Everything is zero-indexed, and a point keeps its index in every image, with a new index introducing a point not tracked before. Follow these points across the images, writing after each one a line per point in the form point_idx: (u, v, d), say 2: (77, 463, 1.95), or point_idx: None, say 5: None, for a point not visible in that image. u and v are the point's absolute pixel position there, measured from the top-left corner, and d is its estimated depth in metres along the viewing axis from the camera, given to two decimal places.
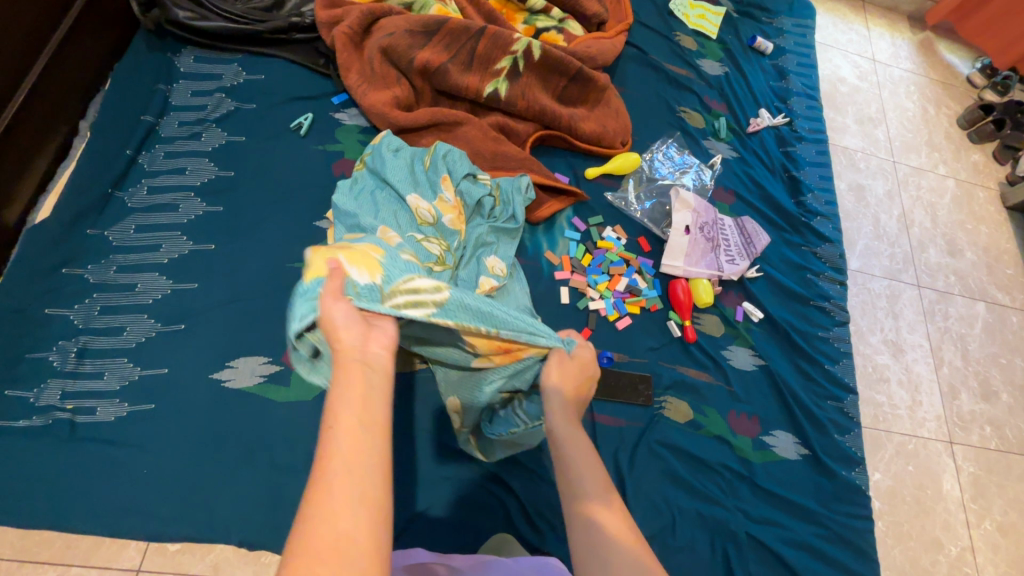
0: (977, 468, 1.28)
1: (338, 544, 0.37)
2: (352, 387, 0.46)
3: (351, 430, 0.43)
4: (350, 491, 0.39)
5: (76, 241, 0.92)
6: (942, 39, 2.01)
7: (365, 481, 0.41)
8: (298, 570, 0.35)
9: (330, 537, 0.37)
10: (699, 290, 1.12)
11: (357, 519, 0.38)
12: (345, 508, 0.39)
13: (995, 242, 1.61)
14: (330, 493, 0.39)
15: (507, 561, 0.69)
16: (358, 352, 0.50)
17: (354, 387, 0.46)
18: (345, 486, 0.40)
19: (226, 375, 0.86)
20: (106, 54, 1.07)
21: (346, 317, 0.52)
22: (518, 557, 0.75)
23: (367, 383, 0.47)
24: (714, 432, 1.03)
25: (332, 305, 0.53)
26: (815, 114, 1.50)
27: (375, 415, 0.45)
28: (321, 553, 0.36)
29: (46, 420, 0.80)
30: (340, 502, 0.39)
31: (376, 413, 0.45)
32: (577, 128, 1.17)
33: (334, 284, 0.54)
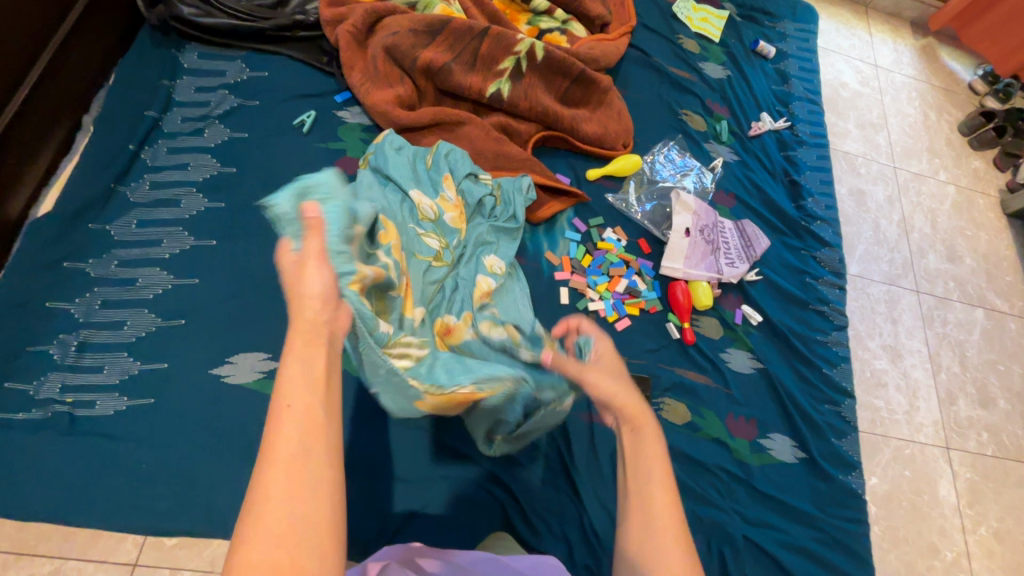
0: (973, 474, 1.28)
1: (290, 524, 0.37)
2: (303, 366, 0.43)
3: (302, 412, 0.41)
4: (300, 478, 0.39)
5: (78, 234, 0.92)
6: (944, 46, 2.01)
7: (316, 461, 0.40)
8: (251, 551, 0.36)
9: (282, 519, 0.37)
10: (699, 292, 1.13)
11: (315, 498, 0.38)
12: (297, 498, 0.38)
13: (994, 249, 1.62)
14: (278, 477, 0.38)
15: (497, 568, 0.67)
16: (324, 324, 0.47)
17: (309, 365, 0.44)
18: (297, 473, 0.39)
19: (226, 370, 0.87)
20: (110, 49, 1.07)
21: (324, 286, 0.49)
22: (515, 557, 0.72)
23: (322, 360, 0.45)
24: (712, 434, 1.04)
25: (315, 267, 0.50)
26: (816, 119, 1.50)
27: (328, 395, 0.43)
28: (277, 537, 0.36)
29: (45, 413, 0.80)
30: (292, 484, 0.38)
31: (328, 385, 0.44)
32: (579, 129, 1.17)
33: (316, 244, 0.51)
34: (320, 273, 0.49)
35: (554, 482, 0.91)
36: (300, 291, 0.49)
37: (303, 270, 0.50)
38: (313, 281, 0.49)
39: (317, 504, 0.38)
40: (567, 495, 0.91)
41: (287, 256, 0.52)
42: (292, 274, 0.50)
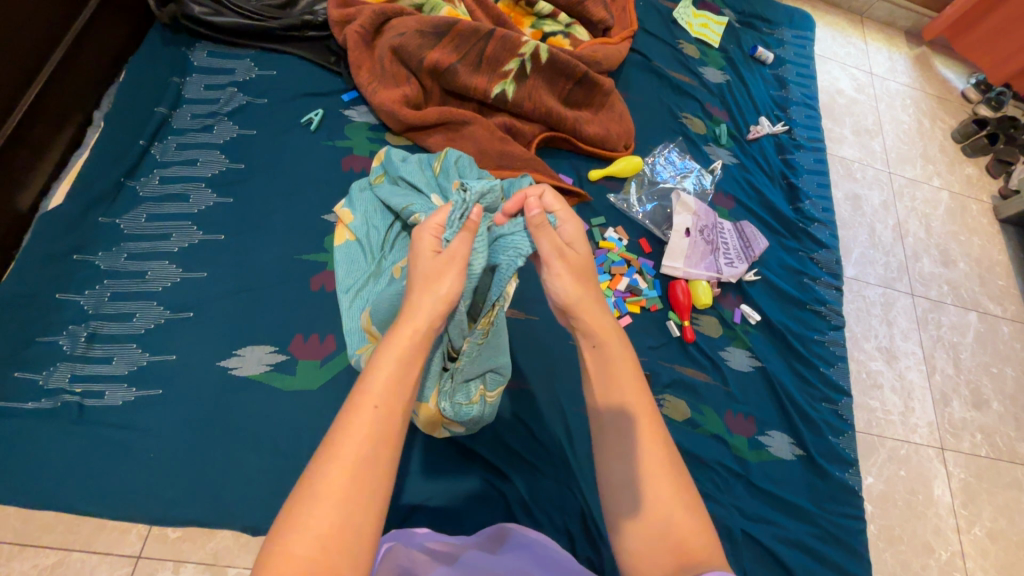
0: (967, 474, 1.30)
1: (337, 526, 0.41)
2: (390, 369, 0.49)
3: (376, 410, 0.46)
4: (359, 473, 0.43)
5: (88, 227, 0.93)
6: (938, 55, 2.05)
7: (376, 472, 0.44)
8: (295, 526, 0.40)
9: (329, 517, 0.41)
10: (699, 291, 1.14)
11: (359, 504, 0.42)
12: (349, 487, 0.42)
13: (987, 254, 1.64)
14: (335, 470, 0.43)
15: (479, 556, 0.67)
16: (411, 336, 0.52)
17: (393, 369, 0.49)
18: (355, 463, 0.44)
19: (233, 363, 0.88)
20: (123, 46, 1.09)
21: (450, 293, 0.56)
22: (500, 549, 0.71)
23: (404, 368, 0.50)
24: (712, 431, 1.05)
25: (449, 276, 0.57)
26: (813, 123, 1.53)
27: (405, 407, 0.48)
28: (317, 531, 0.40)
29: (55, 403, 0.81)
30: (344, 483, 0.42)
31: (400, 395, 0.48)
32: (582, 130, 1.19)
33: (462, 248, 0.58)
34: (454, 281, 0.56)
35: (556, 476, 0.92)
36: (423, 286, 0.56)
37: (437, 268, 0.57)
38: (445, 285, 0.56)
39: (364, 502, 0.43)
40: (569, 490, 0.92)
41: (423, 247, 0.59)
42: (426, 269, 0.57)
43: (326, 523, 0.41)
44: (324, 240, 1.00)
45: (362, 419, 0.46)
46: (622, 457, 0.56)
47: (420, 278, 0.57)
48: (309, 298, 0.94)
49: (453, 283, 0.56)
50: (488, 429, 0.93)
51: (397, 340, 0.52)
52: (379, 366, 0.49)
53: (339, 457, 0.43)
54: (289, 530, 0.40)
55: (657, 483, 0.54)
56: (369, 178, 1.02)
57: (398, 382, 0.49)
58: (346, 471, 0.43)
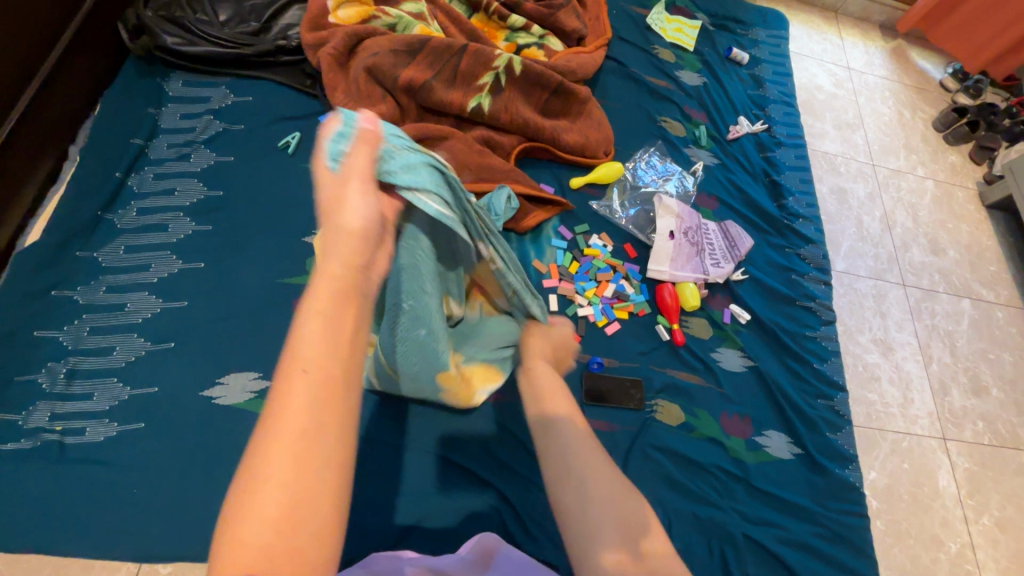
0: (972, 463, 1.29)
1: (290, 505, 0.34)
2: (318, 319, 0.41)
3: (313, 376, 0.38)
4: (304, 444, 0.36)
5: (66, 262, 0.92)
6: (914, 46, 2.07)
7: (325, 437, 0.37)
8: (239, 518, 0.33)
9: (279, 498, 0.34)
10: (686, 293, 1.14)
11: (317, 475, 0.36)
12: (295, 461, 0.35)
13: (976, 240, 1.65)
14: (275, 445, 0.35)
15: None
16: (339, 277, 0.44)
17: (322, 320, 0.41)
18: (303, 450, 0.36)
19: (216, 392, 0.86)
20: (98, 80, 1.09)
21: (362, 223, 0.50)
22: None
23: (341, 315, 0.42)
24: (708, 434, 1.04)
25: (355, 189, 0.52)
26: (792, 120, 1.54)
27: (348, 354, 0.41)
28: (268, 522, 0.33)
29: (34, 442, 0.80)
30: (288, 456, 0.35)
31: (339, 344, 0.40)
32: (560, 139, 1.19)
33: (359, 163, 0.55)
34: (358, 198, 0.52)
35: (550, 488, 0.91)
36: (329, 217, 0.50)
37: (336, 193, 0.52)
38: (349, 212, 0.50)
39: (315, 473, 0.36)
40: None
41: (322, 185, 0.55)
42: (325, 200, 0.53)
43: (275, 509, 0.34)
44: (305, 263, 0.99)
45: (297, 392, 0.37)
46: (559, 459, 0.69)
47: (326, 211, 0.51)
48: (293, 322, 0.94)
49: (358, 219, 0.50)
50: (480, 444, 0.92)
51: (321, 282, 0.43)
52: (303, 324, 0.40)
53: (275, 447, 0.35)
54: (232, 526, 0.33)
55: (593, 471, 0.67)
56: None
57: (338, 337, 0.41)
58: (287, 445, 0.35)
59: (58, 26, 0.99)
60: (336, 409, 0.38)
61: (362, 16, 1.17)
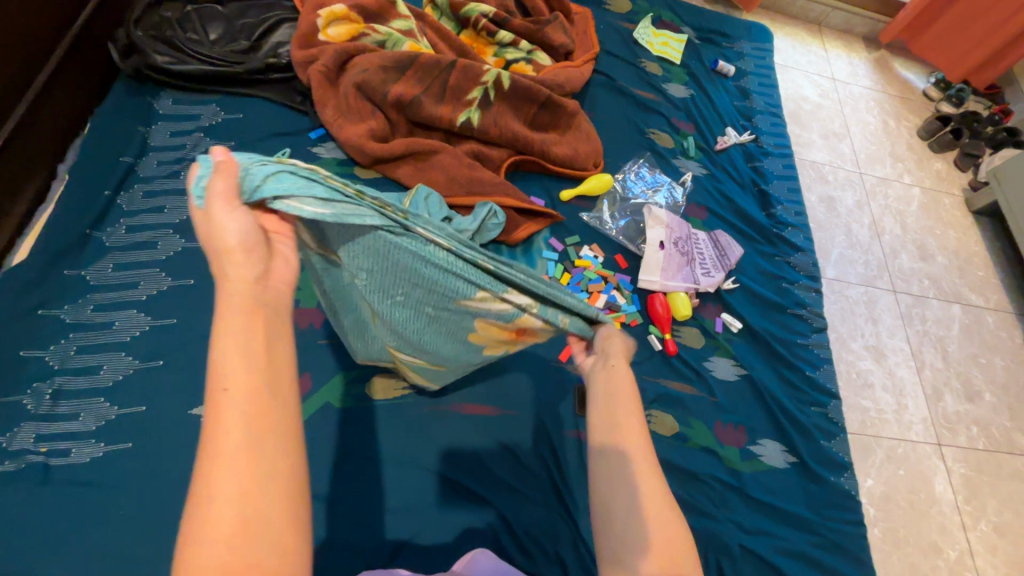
0: (967, 469, 1.29)
1: (244, 521, 0.34)
2: (238, 338, 0.40)
3: (244, 396, 0.37)
4: (248, 459, 0.35)
5: (53, 281, 0.92)
6: (897, 57, 2.11)
7: (270, 447, 0.37)
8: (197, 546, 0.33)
9: (230, 516, 0.34)
10: (677, 303, 1.14)
11: (268, 485, 0.36)
12: (243, 477, 0.35)
13: (964, 246, 1.67)
14: (221, 465, 0.35)
15: None
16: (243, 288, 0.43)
17: (241, 339, 0.40)
18: (250, 470, 0.35)
19: (206, 410, 0.86)
20: (88, 99, 1.09)
21: (242, 237, 0.46)
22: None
23: (260, 331, 0.41)
24: (702, 444, 1.04)
25: (223, 213, 0.46)
26: (779, 130, 1.56)
27: (276, 364, 0.40)
28: (223, 540, 0.33)
29: (18, 464, 0.78)
30: (236, 473, 0.35)
31: (264, 359, 0.40)
32: (550, 152, 1.20)
33: (221, 190, 0.47)
34: (233, 221, 0.46)
35: (544, 501, 0.91)
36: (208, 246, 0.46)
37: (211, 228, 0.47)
38: (223, 232, 0.46)
39: (262, 485, 0.35)
40: (558, 515, 0.91)
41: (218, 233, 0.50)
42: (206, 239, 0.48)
43: (230, 526, 0.33)
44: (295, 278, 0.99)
45: (231, 414, 0.37)
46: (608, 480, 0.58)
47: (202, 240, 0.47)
48: None
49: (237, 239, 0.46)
50: (473, 458, 0.92)
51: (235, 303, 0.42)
52: (221, 347, 0.39)
53: (220, 475, 0.35)
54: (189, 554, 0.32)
55: (641, 507, 0.55)
56: None
57: (270, 356, 0.40)
58: (233, 463, 0.35)
59: (48, 46, 0.99)
60: (279, 428, 0.38)
61: (351, 34, 1.19)
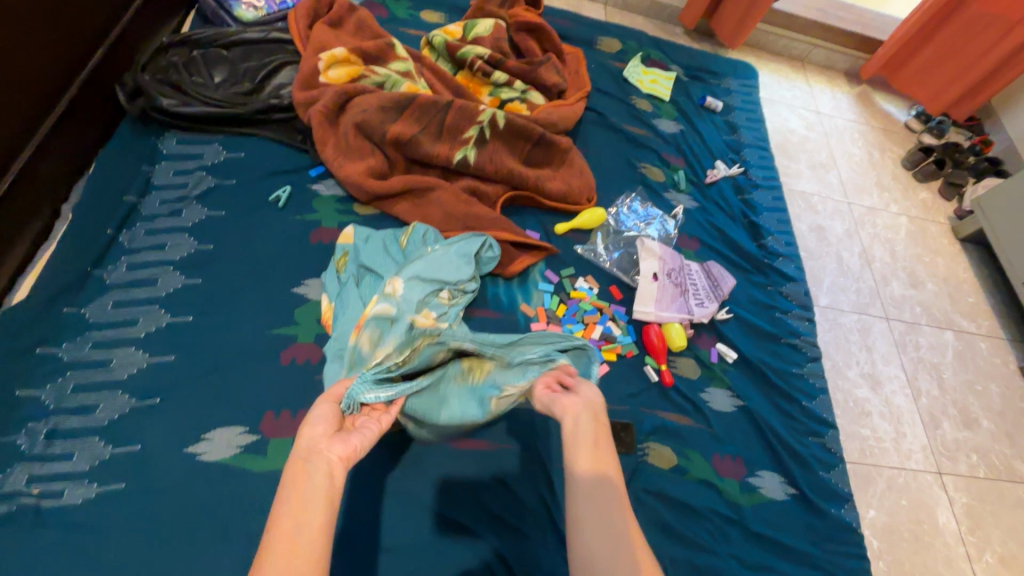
0: (969, 498, 1.28)
1: None
2: (298, 467, 0.53)
3: (297, 506, 0.49)
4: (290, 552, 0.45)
5: (52, 319, 0.92)
6: (878, 91, 2.19)
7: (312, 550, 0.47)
8: None
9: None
10: (672, 334, 1.15)
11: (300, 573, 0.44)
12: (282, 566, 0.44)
13: (953, 273, 1.70)
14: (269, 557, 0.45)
15: None
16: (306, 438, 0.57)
17: (301, 467, 0.53)
18: (298, 502, 0.50)
19: (201, 448, 0.85)
20: (94, 139, 1.12)
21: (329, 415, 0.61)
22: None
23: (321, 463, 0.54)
24: (701, 476, 1.03)
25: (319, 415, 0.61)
26: (767, 163, 1.61)
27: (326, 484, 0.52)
28: None
29: (9, 507, 0.77)
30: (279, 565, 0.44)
31: (318, 482, 0.52)
32: (545, 187, 1.23)
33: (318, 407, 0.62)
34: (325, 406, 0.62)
35: (543, 539, 0.90)
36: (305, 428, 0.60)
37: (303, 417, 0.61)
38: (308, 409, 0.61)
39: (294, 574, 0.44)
40: (557, 552, 0.90)
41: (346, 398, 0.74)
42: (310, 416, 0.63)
43: None
44: (294, 313, 1.00)
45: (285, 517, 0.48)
46: (589, 530, 0.58)
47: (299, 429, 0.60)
48: (281, 374, 0.94)
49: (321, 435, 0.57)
50: (470, 494, 0.91)
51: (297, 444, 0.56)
52: (292, 471, 0.53)
53: (267, 564, 0.44)
54: None
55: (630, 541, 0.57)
56: (334, 260, 1.04)
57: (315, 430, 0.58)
58: (282, 558, 0.45)
59: (58, 91, 1.02)
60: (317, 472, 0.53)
61: (351, 75, 1.23)
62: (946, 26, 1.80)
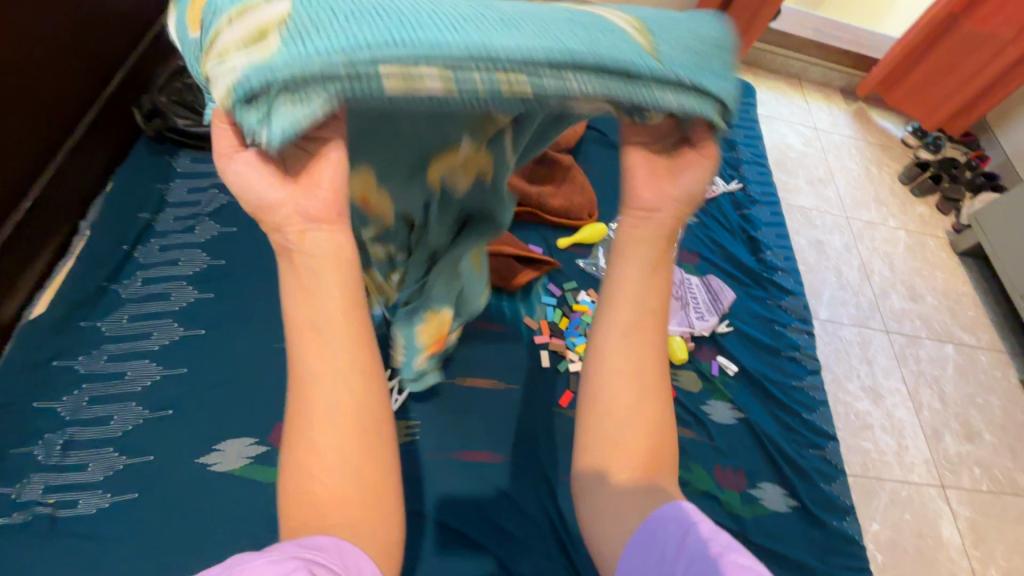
0: (973, 512, 1.28)
1: (321, 486, 0.37)
2: (313, 311, 0.40)
3: (317, 371, 0.38)
4: (330, 424, 0.38)
5: (69, 333, 0.95)
6: (875, 108, 2.23)
7: (355, 418, 0.38)
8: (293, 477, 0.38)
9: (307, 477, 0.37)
10: (674, 346, 1.18)
11: (338, 462, 0.37)
12: (327, 443, 0.37)
13: (952, 287, 1.72)
14: (305, 421, 0.37)
15: None
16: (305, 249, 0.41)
17: (320, 312, 0.39)
18: (323, 362, 0.38)
19: (212, 458, 0.87)
20: (111, 158, 1.16)
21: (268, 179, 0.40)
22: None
23: (347, 312, 0.40)
24: (703, 488, 1.04)
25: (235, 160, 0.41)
26: (765, 179, 1.64)
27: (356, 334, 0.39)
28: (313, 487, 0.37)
29: (26, 516, 0.79)
30: (313, 437, 0.37)
31: (339, 335, 0.39)
32: (548, 204, 1.27)
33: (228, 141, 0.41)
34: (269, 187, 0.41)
35: (546, 550, 0.91)
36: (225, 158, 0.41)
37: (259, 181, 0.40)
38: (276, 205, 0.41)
39: (355, 454, 0.38)
40: (561, 563, 0.90)
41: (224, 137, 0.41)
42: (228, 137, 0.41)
43: (323, 478, 0.37)
44: None
45: (315, 384, 0.38)
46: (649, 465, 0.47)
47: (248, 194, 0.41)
48: None
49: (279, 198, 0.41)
50: (474, 505, 0.92)
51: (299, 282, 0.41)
52: (308, 314, 0.40)
53: (304, 434, 0.38)
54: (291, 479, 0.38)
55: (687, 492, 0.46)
56: None
57: (311, 298, 0.40)
58: (320, 427, 0.37)
59: (79, 112, 1.06)
60: (340, 368, 0.38)
61: None
62: (941, 45, 1.84)
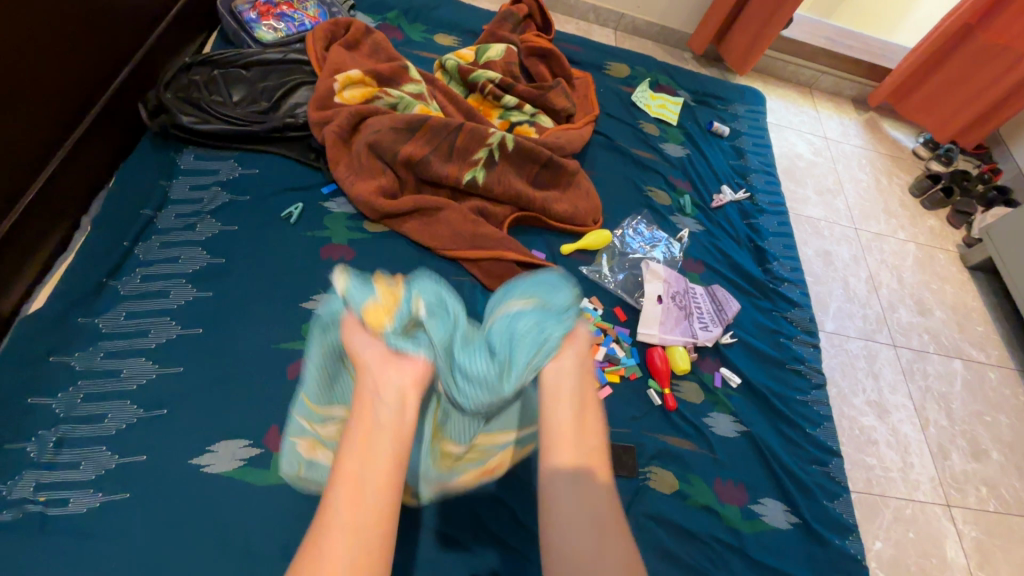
0: (978, 532, 1.25)
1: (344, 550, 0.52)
2: (360, 435, 0.61)
3: (354, 475, 0.57)
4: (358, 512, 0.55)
5: (67, 328, 0.94)
6: (886, 118, 2.20)
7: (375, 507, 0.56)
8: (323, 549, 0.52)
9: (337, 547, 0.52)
10: (676, 357, 1.16)
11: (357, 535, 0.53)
12: (354, 525, 0.54)
13: (961, 301, 1.69)
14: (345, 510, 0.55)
15: None
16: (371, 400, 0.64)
17: (366, 438, 0.60)
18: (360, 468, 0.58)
19: (205, 460, 0.86)
20: (115, 154, 1.16)
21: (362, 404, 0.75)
22: None
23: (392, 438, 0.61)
24: (703, 502, 1.02)
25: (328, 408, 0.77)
26: (773, 189, 1.62)
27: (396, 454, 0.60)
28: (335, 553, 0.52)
29: (15, 514, 0.78)
30: (348, 523, 0.54)
31: (377, 445, 0.60)
32: (552, 209, 1.25)
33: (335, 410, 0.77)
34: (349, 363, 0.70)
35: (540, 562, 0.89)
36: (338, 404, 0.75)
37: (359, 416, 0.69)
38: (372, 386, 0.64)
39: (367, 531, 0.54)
40: None
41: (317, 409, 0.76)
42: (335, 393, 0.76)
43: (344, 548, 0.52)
44: (301, 329, 1.02)
45: (353, 482, 0.57)
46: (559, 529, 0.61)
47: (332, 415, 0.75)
48: (286, 389, 0.95)
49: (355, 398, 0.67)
50: (469, 513, 0.91)
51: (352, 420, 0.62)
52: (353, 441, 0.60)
53: (340, 517, 0.54)
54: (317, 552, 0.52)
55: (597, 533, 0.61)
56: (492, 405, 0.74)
57: (366, 438, 0.60)
58: (350, 514, 0.55)
59: (84, 106, 1.06)
60: (377, 484, 0.57)
61: (366, 96, 1.26)
62: (955, 56, 1.82)
